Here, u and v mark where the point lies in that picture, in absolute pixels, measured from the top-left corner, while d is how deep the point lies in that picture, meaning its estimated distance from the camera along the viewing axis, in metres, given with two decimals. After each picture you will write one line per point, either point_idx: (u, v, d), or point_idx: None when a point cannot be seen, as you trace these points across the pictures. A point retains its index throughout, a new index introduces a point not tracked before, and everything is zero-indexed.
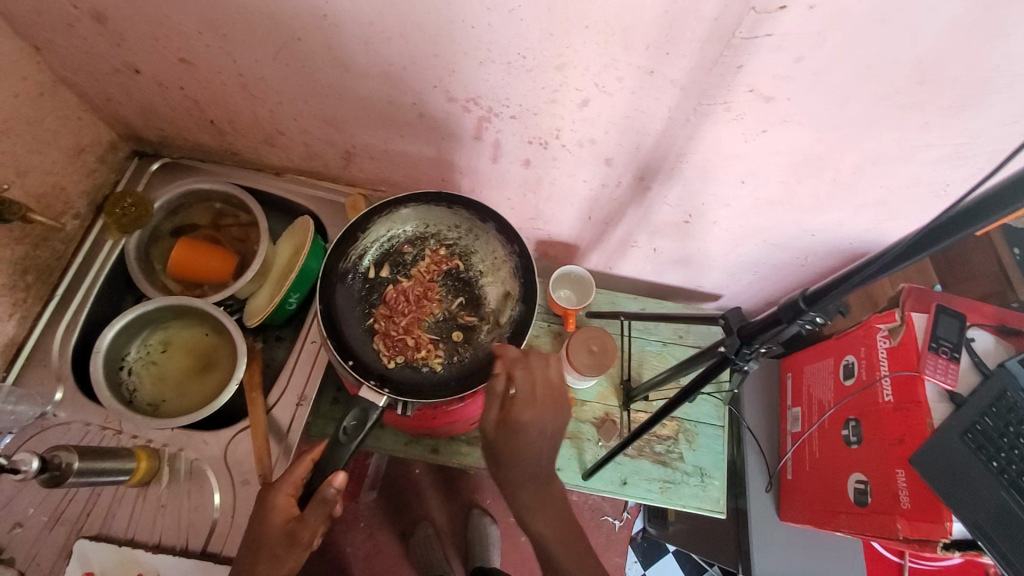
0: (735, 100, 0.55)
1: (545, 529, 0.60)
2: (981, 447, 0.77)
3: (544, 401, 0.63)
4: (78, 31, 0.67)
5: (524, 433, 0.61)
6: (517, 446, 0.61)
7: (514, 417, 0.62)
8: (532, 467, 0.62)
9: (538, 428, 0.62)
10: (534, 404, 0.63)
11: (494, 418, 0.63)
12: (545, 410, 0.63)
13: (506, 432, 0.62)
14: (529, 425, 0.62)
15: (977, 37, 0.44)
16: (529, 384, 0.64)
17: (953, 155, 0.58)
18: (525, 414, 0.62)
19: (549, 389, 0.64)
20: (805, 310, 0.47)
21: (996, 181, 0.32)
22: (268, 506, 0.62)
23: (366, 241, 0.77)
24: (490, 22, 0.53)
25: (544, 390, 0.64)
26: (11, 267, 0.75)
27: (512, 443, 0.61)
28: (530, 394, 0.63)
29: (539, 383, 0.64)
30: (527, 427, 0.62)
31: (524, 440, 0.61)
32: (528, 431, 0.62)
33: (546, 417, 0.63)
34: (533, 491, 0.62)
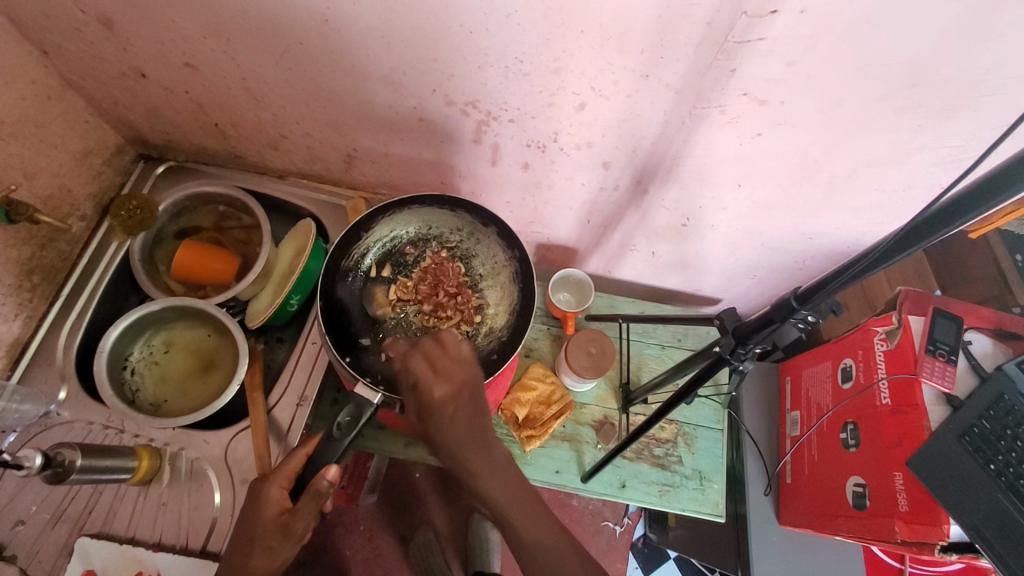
0: (730, 104, 0.56)
1: (496, 491, 0.61)
2: (979, 451, 0.76)
3: (451, 372, 0.65)
4: (85, 36, 0.69)
5: (443, 411, 0.63)
6: (439, 427, 0.63)
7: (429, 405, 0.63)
8: (463, 437, 0.63)
9: (450, 402, 0.64)
10: (440, 380, 0.64)
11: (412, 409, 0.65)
12: (448, 380, 0.64)
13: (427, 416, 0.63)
14: (442, 401, 0.63)
15: (965, 40, 0.45)
16: (429, 365, 0.65)
17: (948, 156, 0.58)
18: (435, 394, 0.63)
19: (449, 359, 0.65)
20: (797, 309, 0.47)
21: (966, 183, 0.33)
22: (262, 499, 0.63)
23: (369, 241, 0.77)
24: (488, 27, 0.54)
25: (445, 368, 0.65)
26: (17, 267, 0.77)
27: (435, 425, 0.63)
28: (428, 375, 0.64)
29: (437, 358, 0.65)
30: (441, 403, 0.63)
31: (443, 417, 0.63)
32: (445, 407, 0.63)
33: (455, 384, 0.64)
34: (477, 458, 0.62)
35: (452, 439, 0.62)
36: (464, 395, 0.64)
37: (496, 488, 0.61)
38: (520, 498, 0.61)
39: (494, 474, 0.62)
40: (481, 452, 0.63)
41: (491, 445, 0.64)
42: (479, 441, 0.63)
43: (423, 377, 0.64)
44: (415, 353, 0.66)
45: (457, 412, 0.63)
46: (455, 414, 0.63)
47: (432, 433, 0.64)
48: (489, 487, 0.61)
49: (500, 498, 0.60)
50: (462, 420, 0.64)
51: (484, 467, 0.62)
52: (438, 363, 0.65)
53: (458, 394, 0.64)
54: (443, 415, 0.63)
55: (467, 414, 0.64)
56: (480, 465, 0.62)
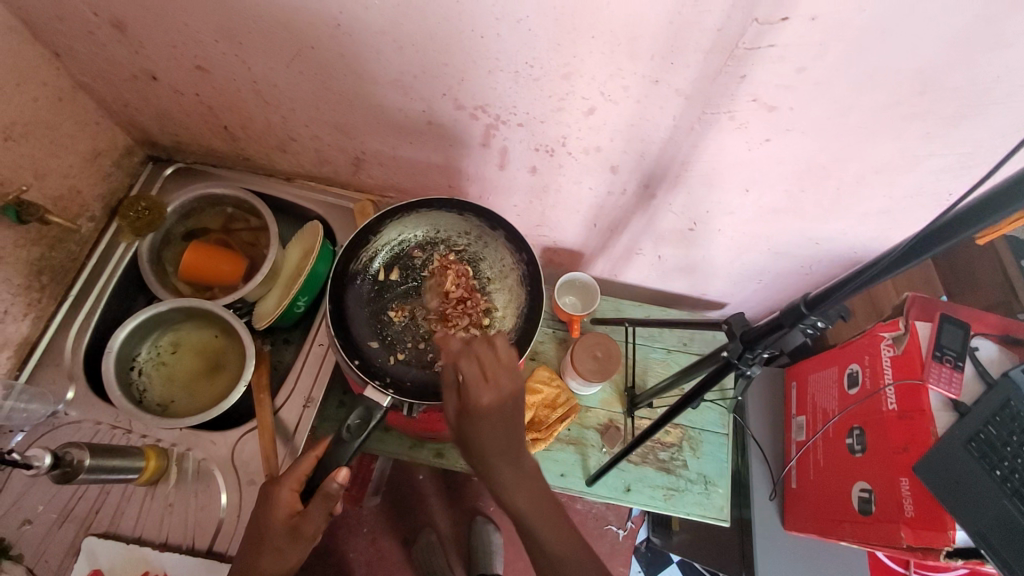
0: (739, 110, 0.57)
1: (522, 501, 0.58)
2: (986, 456, 0.76)
3: (500, 380, 0.60)
4: (97, 38, 0.69)
5: (486, 417, 0.58)
6: (477, 432, 0.58)
7: (472, 409, 0.59)
8: (500, 448, 0.58)
9: (495, 410, 0.59)
10: (489, 388, 0.59)
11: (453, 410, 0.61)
12: (496, 387, 0.60)
13: (468, 420, 0.59)
14: (487, 407, 0.59)
15: (975, 48, 0.45)
16: (477, 369, 0.61)
17: (956, 164, 0.59)
18: (480, 399, 0.59)
19: (501, 365, 0.61)
20: (806, 315, 0.47)
21: (979, 193, 0.33)
22: (272, 502, 0.63)
23: (377, 244, 0.78)
24: (499, 32, 0.55)
25: (498, 373, 0.61)
26: (27, 267, 0.77)
27: (474, 430, 0.58)
28: (477, 377, 0.60)
29: (488, 363, 0.62)
30: (487, 409, 0.59)
31: (485, 425, 0.58)
32: (490, 415, 0.59)
33: (504, 394, 0.60)
34: (510, 470, 0.58)
35: (490, 447, 0.58)
36: (511, 408, 0.59)
37: (521, 499, 0.58)
38: (542, 509, 0.58)
39: (521, 485, 0.58)
40: (515, 465, 0.59)
41: (526, 458, 0.60)
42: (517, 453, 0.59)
43: (472, 380, 0.60)
44: (467, 354, 0.62)
45: (500, 421, 0.59)
46: (499, 425, 0.59)
47: (469, 440, 0.59)
48: (515, 497, 0.58)
49: (522, 503, 0.58)
50: (505, 432, 0.59)
51: (513, 477, 0.58)
52: (490, 369, 0.61)
53: (503, 404, 0.59)
54: (485, 422, 0.58)
55: (509, 426, 0.59)
56: (511, 475, 0.58)
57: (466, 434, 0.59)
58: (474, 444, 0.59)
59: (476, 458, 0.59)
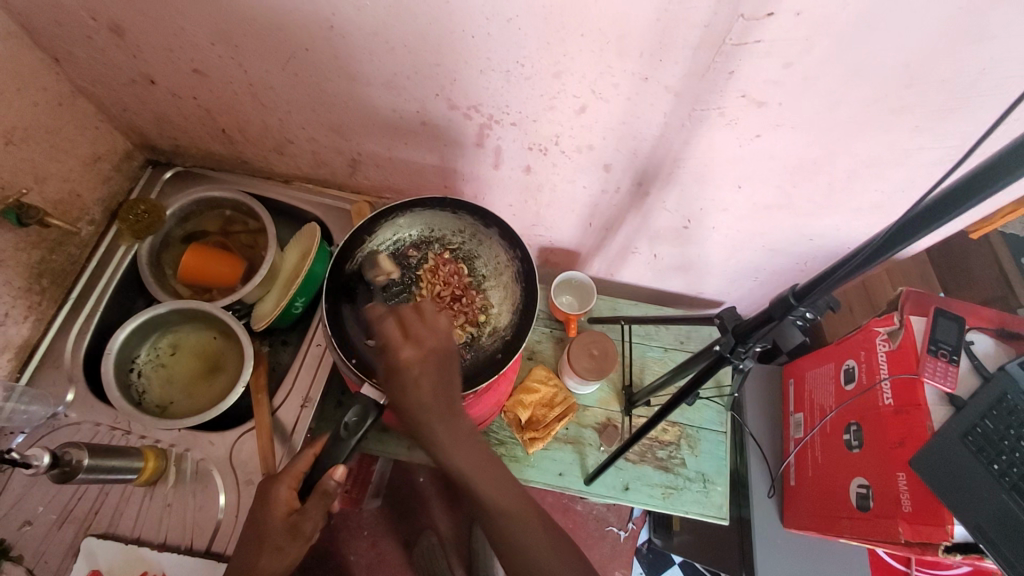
0: (729, 106, 0.57)
1: (461, 459, 0.59)
2: (982, 450, 0.76)
3: (423, 338, 0.60)
4: (96, 43, 0.70)
5: (408, 372, 0.59)
6: (404, 390, 0.58)
7: (394, 365, 0.59)
8: (429, 407, 0.58)
9: (417, 366, 0.59)
10: (409, 343, 0.60)
11: (380, 371, 0.61)
12: (415, 342, 0.60)
13: (393, 379, 0.59)
14: (406, 363, 0.59)
15: (959, 41, 0.45)
16: (401, 328, 0.61)
17: (945, 156, 0.59)
18: (401, 356, 0.59)
19: (425, 324, 0.62)
20: (795, 306, 0.47)
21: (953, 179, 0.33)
22: (271, 500, 0.63)
23: (372, 244, 0.78)
24: (489, 32, 0.55)
25: (421, 330, 0.61)
26: (27, 270, 0.78)
27: (398, 388, 0.59)
28: (391, 339, 0.60)
29: (411, 324, 0.62)
30: (407, 365, 0.59)
31: (407, 381, 0.58)
32: (412, 370, 0.59)
33: (424, 350, 0.60)
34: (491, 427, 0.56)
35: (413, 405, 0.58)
36: (431, 363, 0.59)
37: (462, 456, 0.59)
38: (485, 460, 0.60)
39: (459, 443, 0.59)
40: (447, 422, 0.59)
41: (460, 416, 0.60)
42: (454, 413, 0.59)
43: (393, 340, 0.60)
44: (392, 316, 0.62)
45: (422, 377, 0.59)
46: (423, 379, 0.59)
47: (396, 398, 0.59)
48: (454, 454, 0.59)
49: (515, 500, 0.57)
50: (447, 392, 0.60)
51: (492, 496, 0.60)
52: (411, 328, 0.61)
53: (426, 359, 0.60)
54: (408, 379, 0.58)
55: (433, 381, 0.59)
56: (447, 435, 0.59)
57: (392, 393, 0.60)
58: (401, 403, 0.59)
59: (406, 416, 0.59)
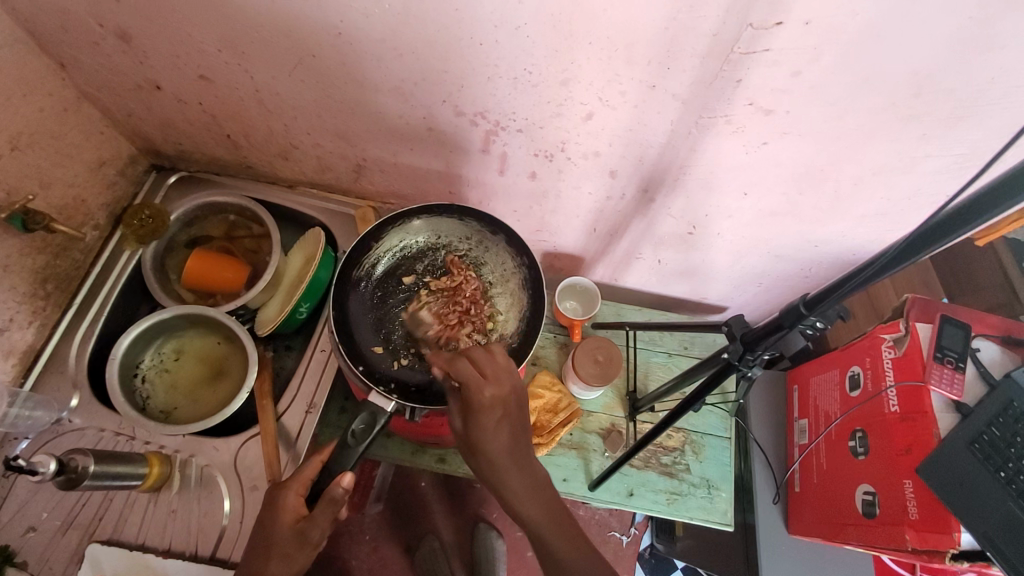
0: (736, 113, 0.57)
1: (535, 510, 0.59)
2: (989, 458, 0.76)
3: (500, 377, 0.60)
4: (103, 50, 0.70)
5: (490, 414, 0.58)
6: (484, 433, 0.59)
7: (472, 406, 0.59)
8: (506, 448, 0.59)
9: (498, 408, 0.59)
10: (491, 383, 0.59)
11: (457, 413, 0.61)
12: (496, 382, 0.60)
13: (471, 419, 0.59)
14: (489, 402, 0.58)
15: (969, 50, 0.46)
16: (476, 369, 0.61)
17: (954, 164, 0.59)
18: (482, 398, 0.59)
19: (499, 366, 0.61)
20: (806, 315, 0.47)
21: (974, 189, 0.33)
22: (279, 506, 0.63)
23: (379, 250, 0.78)
24: (498, 39, 0.55)
25: (497, 372, 0.61)
26: (31, 275, 0.78)
27: (479, 431, 0.59)
28: (471, 381, 0.60)
29: (485, 363, 0.61)
30: (489, 407, 0.59)
31: (490, 423, 0.59)
32: (495, 412, 0.59)
33: (505, 390, 0.60)
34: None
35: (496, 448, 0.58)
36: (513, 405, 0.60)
37: (535, 508, 0.59)
38: (548, 500, 0.60)
39: (529, 495, 0.59)
40: (522, 470, 0.59)
41: (532, 460, 0.61)
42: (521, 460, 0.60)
43: (473, 382, 0.59)
44: (463, 356, 0.62)
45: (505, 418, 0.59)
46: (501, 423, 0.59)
47: (474, 442, 0.59)
48: (528, 506, 0.59)
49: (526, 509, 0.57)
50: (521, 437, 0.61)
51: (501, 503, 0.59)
52: (487, 367, 0.60)
53: (507, 401, 0.60)
54: (490, 422, 0.59)
55: (511, 424, 0.60)
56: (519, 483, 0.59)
57: (470, 435, 0.59)
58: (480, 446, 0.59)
59: (485, 461, 0.59)
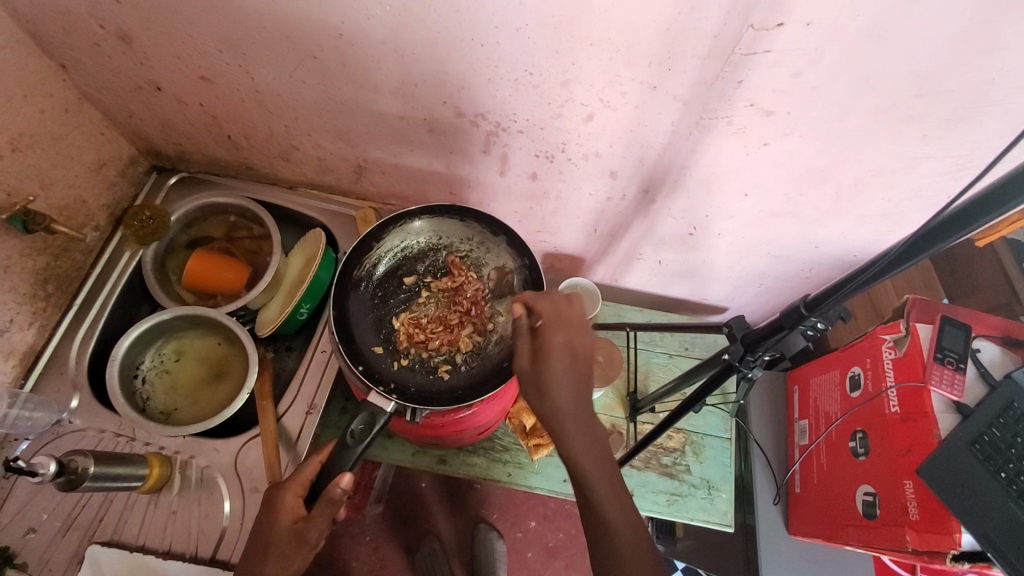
0: (737, 115, 0.57)
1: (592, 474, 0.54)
2: (989, 459, 0.76)
3: (574, 326, 0.58)
4: (103, 51, 0.70)
5: (561, 358, 0.55)
6: (551, 377, 0.55)
7: (544, 347, 0.56)
8: (572, 400, 0.55)
9: (568, 354, 0.56)
10: (566, 328, 0.57)
11: (525, 355, 0.57)
12: (574, 329, 0.57)
13: (540, 361, 0.56)
14: (561, 346, 0.56)
15: (969, 52, 0.46)
16: (554, 311, 0.58)
17: (954, 166, 0.59)
18: (553, 340, 0.56)
19: (574, 313, 0.58)
20: (806, 316, 0.47)
21: (973, 192, 0.33)
22: (277, 506, 0.63)
23: (380, 251, 0.78)
24: (499, 40, 0.55)
25: (571, 318, 0.58)
26: (32, 276, 0.78)
27: (548, 374, 0.55)
28: (551, 324, 0.57)
29: (563, 309, 0.59)
30: (561, 350, 0.56)
31: (557, 368, 0.55)
32: (563, 357, 0.56)
33: (578, 338, 0.57)
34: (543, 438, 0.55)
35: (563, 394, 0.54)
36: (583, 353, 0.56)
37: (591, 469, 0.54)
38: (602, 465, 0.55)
39: (587, 450, 0.55)
40: (585, 424, 0.55)
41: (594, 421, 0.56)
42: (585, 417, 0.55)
43: (549, 321, 0.57)
44: (540, 300, 0.60)
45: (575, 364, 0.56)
46: (570, 370, 0.56)
47: (540, 384, 0.55)
48: (582, 460, 0.54)
49: None
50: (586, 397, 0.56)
51: None
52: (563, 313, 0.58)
53: (576, 349, 0.56)
54: (559, 367, 0.55)
55: (580, 371, 0.56)
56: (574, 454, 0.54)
57: (537, 377, 0.56)
58: (547, 388, 0.55)
59: (548, 407, 0.55)
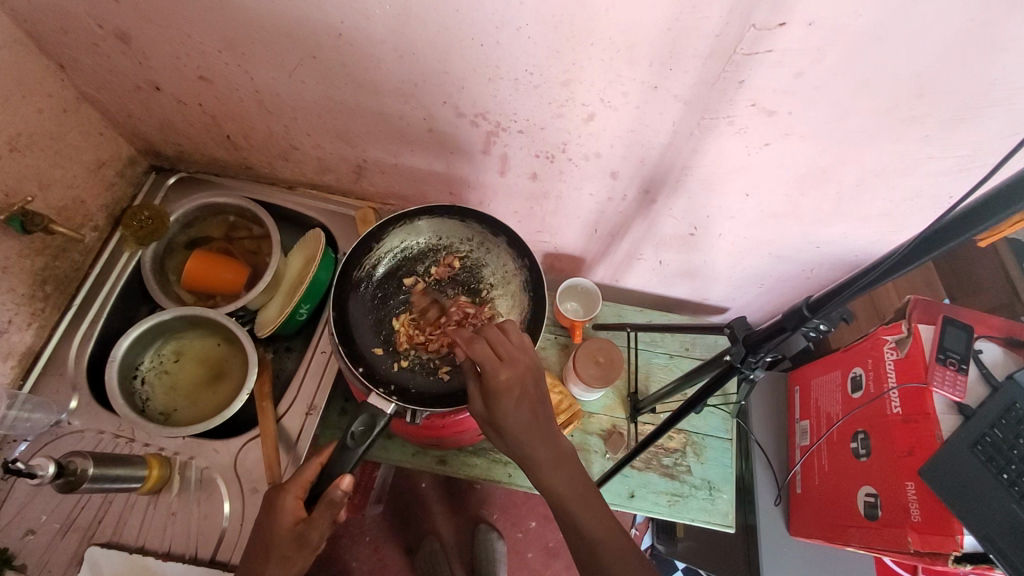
0: (738, 114, 0.57)
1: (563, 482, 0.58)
2: (992, 460, 0.75)
3: (514, 357, 0.59)
4: (102, 50, 0.70)
5: (510, 394, 0.56)
6: (507, 413, 0.56)
7: (492, 388, 0.57)
8: (527, 423, 0.57)
9: (517, 386, 0.57)
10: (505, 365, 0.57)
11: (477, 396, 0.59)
12: (517, 364, 0.58)
13: (492, 400, 0.57)
14: (507, 383, 0.56)
15: (974, 52, 0.45)
16: (491, 351, 0.59)
17: (957, 166, 0.59)
18: (500, 378, 0.57)
19: (513, 346, 0.60)
20: (809, 318, 0.47)
21: (978, 195, 0.33)
22: (277, 508, 0.63)
23: (380, 252, 0.78)
24: (499, 40, 0.55)
25: (510, 352, 0.59)
26: (31, 276, 0.77)
27: (500, 411, 0.56)
28: (491, 364, 0.57)
29: (500, 344, 0.60)
30: (509, 387, 0.57)
31: (510, 402, 0.57)
32: (513, 391, 0.57)
33: (521, 368, 0.58)
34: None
35: (517, 425, 0.56)
36: (530, 383, 0.58)
37: (560, 480, 0.58)
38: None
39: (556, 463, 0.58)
40: (548, 442, 0.58)
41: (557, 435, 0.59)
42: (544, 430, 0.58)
43: (489, 364, 0.57)
44: (476, 340, 0.60)
45: (524, 399, 0.57)
46: (521, 402, 0.57)
47: (496, 422, 0.57)
48: (553, 479, 0.58)
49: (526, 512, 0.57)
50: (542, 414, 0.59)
51: None
52: (501, 348, 0.59)
53: (526, 378, 0.58)
54: (511, 401, 0.57)
55: (530, 400, 0.58)
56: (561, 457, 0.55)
57: (492, 416, 0.57)
58: (504, 425, 0.57)
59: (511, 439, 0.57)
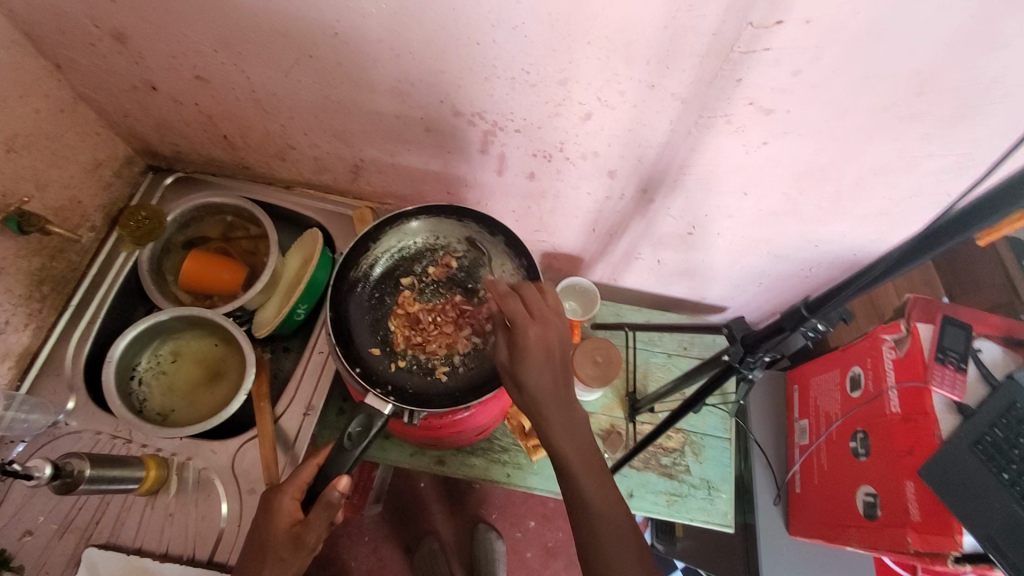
0: (736, 113, 0.57)
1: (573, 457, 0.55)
2: (992, 460, 0.75)
3: (547, 317, 0.58)
4: (98, 50, 0.70)
5: (535, 352, 0.56)
6: (528, 372, 0.56)
7: (519, 344, 0.57)
8: (548, 389, 0.56)
9: (541, 347, 0.56)
10: (537, 322, 0.57)
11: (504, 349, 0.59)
12: (548, 321, 0.58)
13: (515, 354, 0.57)
14: (535, 340, 0.56)
15: (973, 50, 0.45)
16: (523, 308, 0.59)
17: (956, 164, 0.58)
18: (527, 334, 0.56)
19: (547, 306, 0.59)
20: (807, 318, 0.47)
21: (976, 193, 0.33)
22: (274, 508, 0.63)
23: (377, 252, 0.78)
24: (495, 39, 0.55)
25: (544, 312, 0.58)
26: (28, 277, 0.77)
27: (522, 367, 0.56)
28: (522, 319, 0.57)
29: (534, 302, 0.59)
30: (535, 344, 0.56)
31: (533, 362, 0.56)
32: (537, 352, 0.56)
33: (550, 332, 0.57)
34: (557, 428, 0.55)
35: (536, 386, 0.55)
36: (558, 346, 0.57)
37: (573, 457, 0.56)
38: (592, 464, 0.56)
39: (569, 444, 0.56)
40: (564, 410, 0.56)
41: (575, 407, 0.57)
42: (565, 407, 0.56)
43: (520, 319, 0.57)
44: (512, 294, 0.60)
45: (549, 358, 0.56)
46: (543, 364, 0.56)
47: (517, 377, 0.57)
48: (565, 450, 0.55)
49: None
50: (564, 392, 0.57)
51: None
52: (536, 306, 0.58)
53: (551, 343, 0.57)
54: (534, 361, 0.56)
55: (556, 363, 0.57)
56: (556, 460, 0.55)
57: (514, 371, 0.57)
58: (523, 382, 0.56)
59: (528, 400, 0.56)
